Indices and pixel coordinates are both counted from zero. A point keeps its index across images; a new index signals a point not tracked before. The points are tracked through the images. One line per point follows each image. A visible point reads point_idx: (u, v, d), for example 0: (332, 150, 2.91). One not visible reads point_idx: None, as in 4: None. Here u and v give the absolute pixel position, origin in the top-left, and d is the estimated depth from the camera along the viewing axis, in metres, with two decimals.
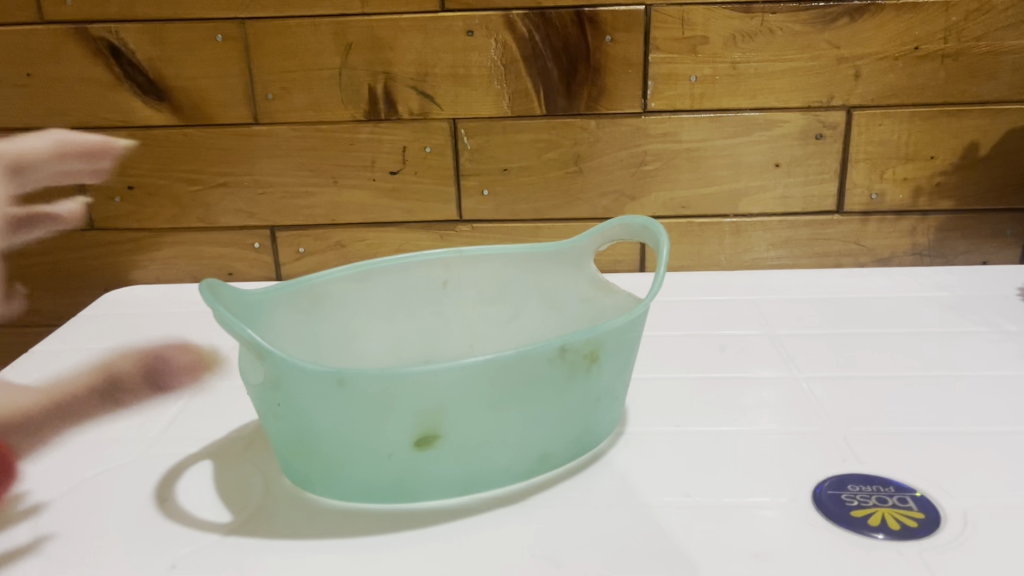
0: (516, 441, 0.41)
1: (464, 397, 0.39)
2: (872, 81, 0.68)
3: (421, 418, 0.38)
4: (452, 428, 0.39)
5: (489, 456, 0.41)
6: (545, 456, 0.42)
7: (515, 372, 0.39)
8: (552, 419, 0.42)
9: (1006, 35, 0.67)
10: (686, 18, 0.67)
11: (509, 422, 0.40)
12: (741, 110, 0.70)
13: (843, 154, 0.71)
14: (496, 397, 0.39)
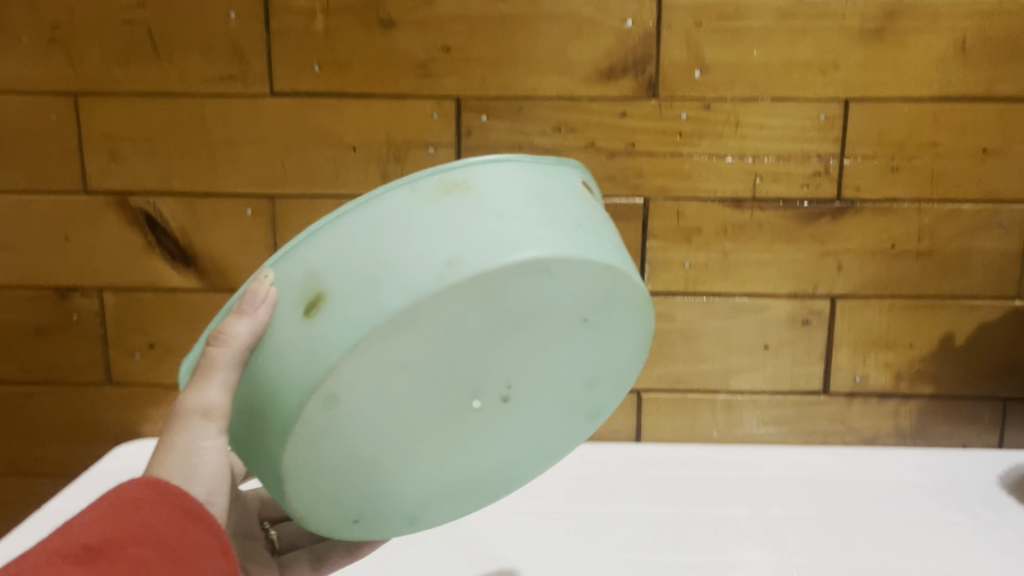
0: (407, 259, 0.38)
1: (326, 253, 0.39)
2: (853, 274, 0.74)
3: (299, 287, 0.40)
4: (331, 282, 0.39)
5: (384, 283, 0.38)
6: (446, 258, 0.38)
7: (366, 214, 0.40)
8: (438, 229, 0.39)
9: (975, 238, 0.73)
10: (681, 211, 0.73)
11: (386, 243, 0.39)
12: (731, 295, 0.75)
13: (827, 339, 0.75)
14: (361, 232, 0.39)
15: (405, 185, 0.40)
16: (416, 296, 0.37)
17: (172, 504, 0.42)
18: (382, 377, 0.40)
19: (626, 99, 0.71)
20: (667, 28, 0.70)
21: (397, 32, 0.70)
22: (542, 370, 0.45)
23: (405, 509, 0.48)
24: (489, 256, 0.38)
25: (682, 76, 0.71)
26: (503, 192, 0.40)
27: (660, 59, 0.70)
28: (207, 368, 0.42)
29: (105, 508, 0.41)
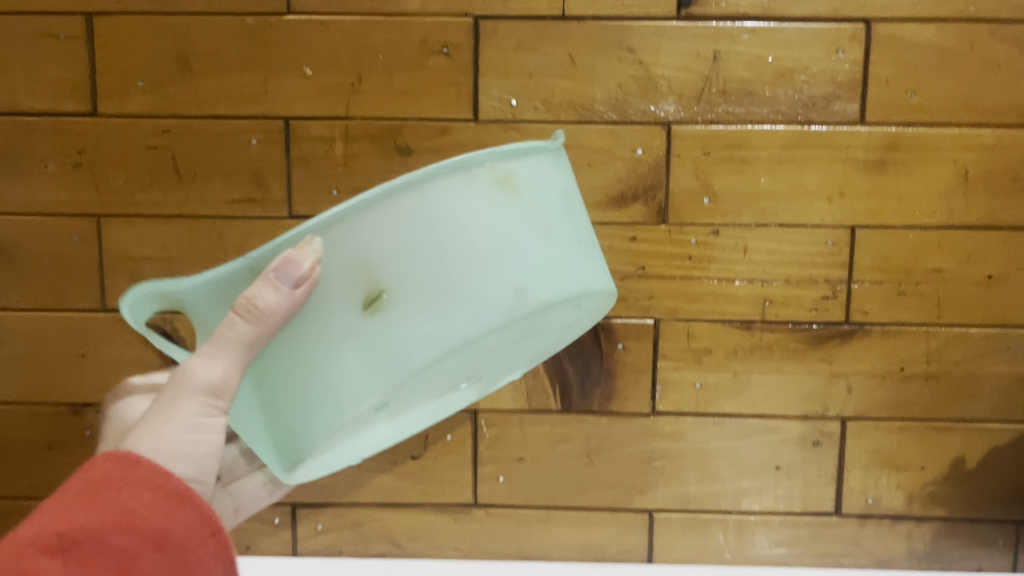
0: (473, 278, 0.45)
1: (384, 246, 0.44)
2: (863, 396, 0.74)
3: (356, 278, 0.44)
4: (392, 278, 0.44)
5: (455, 300, 0.45)
6: (509, 287, 0.46)
7: (422, 207, 0.44)
8: (500, 248, 0.45)
9: (983, 361, 0.73)
10: (691, 332, 0.74)
11: (449, 251, 0.44)
12: (742, 415, 0.75)
13: (839, 460, 0.75)
14: (423, 235, 0.44)
15: (459, 173, 0.45)
16: (488, 323, 0.45)
17: (155, 487, 0.44)
18: (426, 380, 0.47)
19: (636, 224, 0.73)
20: (675, 156, 0.72)
21: (414, 158, 0.72)
22: (516, 356, 0.55)
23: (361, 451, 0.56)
24: (534, 289, 0.46)
25: (691, 202, 0.72)
26: (540, 215, 0.48)
27: (669, 186, 0.72)
28: (233, 341, 0.45)
29: (88, 487, 0.43)
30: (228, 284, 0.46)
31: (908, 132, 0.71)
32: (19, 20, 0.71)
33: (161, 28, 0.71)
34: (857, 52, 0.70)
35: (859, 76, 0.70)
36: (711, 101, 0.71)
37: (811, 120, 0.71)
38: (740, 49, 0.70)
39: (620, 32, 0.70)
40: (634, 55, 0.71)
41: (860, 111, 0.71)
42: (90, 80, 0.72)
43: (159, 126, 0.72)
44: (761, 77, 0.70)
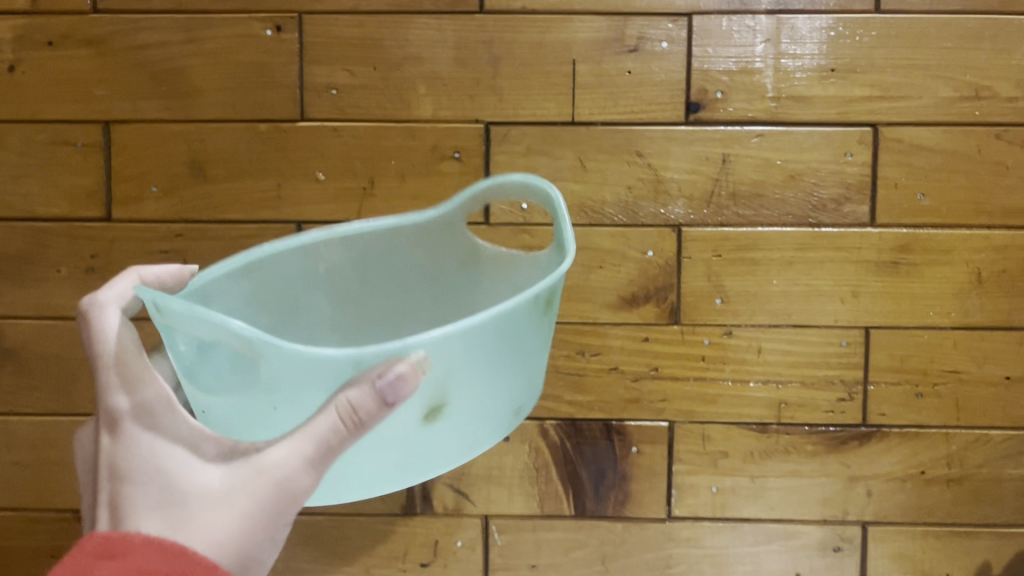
0: (512, 395, 0.48)
1: (465, 365, 0.43)
2: (883, 499, 0.73)
3: (430, 393, 0.43)
4: (456, 398, 0.45)
5: (488, 416, 0.48)
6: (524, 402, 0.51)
7: (500, 324, 0.43)
8: (534, 365, 0.50)
9: (1005, 464, 0.72)
10: (706, 434, 0.73)
11: (505, 362, 0.46)
12: (760, 519, 0.74)
13: (861, 566, 0.74)
14: (492, 353, 0.44)
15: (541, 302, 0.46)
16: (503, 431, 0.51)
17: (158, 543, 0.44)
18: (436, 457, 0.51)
19: (648, 325, 0.72)
20: (686, 258, 0.72)
21: None
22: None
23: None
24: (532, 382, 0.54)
25: (703, 303, 0.72)
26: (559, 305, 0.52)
27: (681, 287, 0.72)
28: (329, 450, 0.42)
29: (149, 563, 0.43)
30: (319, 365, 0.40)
31: (920, 234, 0.71)
32: (38, 128, 0.72)
33: (178, 135, 0.72)
34: (864, 155, 0.71)
35: (868, 179, 0.71)
36: (721, 203, 0.71)
37: (821, 221, 0.71)
38: (749, 153, 0.71)
39: (629, 137, 0.71)
40: (644, 159, 0.71)
41: (870, 213, 0.71)
42: (105, 186, 0.72)
43: (171, 231, 0.72)
44: (771, 180, 0.71)
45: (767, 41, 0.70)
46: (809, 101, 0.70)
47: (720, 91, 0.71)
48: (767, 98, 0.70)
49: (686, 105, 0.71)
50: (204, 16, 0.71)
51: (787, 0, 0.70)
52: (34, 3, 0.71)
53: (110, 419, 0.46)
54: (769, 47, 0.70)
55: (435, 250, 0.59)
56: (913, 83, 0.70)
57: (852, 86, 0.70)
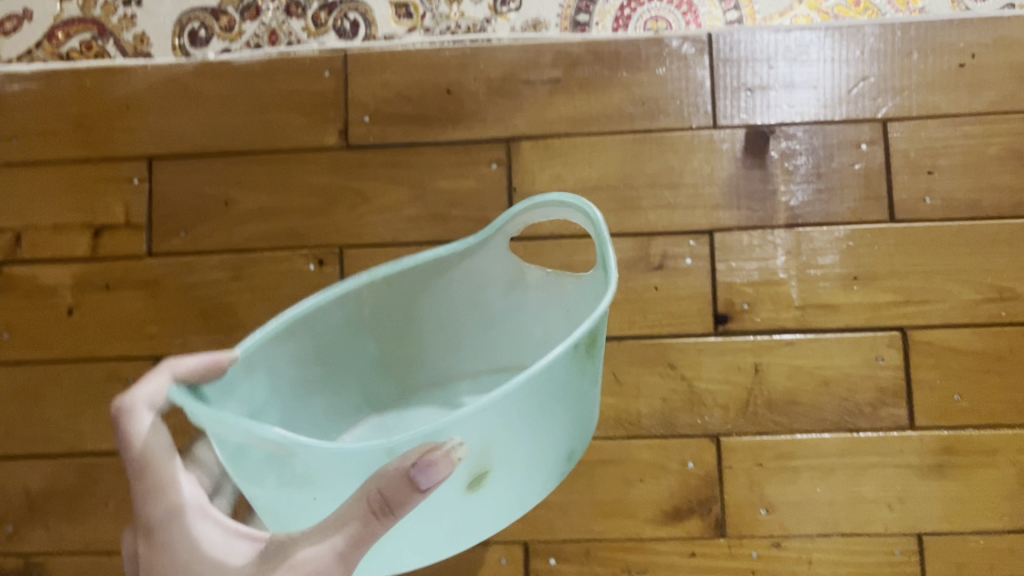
0: (556, 447, 0.48)
1: (502, 434, 0.42)
2: None
3: (471, 462, 0.43)
4: (498, 463, 0.44)
5: (538, 467, 0.48)
6: (574, 450, 0.52)
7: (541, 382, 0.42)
8: (574, 420, 0.50)
9: None
10: None
11: (541, 424, 0.45)
12: None
13: None
14: (531, 418, 0.44)
15: (569, 361, 0.44)
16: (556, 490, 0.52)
17: None
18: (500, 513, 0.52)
19: (693, 538, 0.71)
20: (727, 468, 0.71)
21: None
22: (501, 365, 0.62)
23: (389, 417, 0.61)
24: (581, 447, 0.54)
25: (749, 514, 0.71)
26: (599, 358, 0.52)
27: (724, 498, 0.71)
28: (364, 538, 0.42)
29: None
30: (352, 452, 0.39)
31: (962, 435, 0.71)
32: (91, 366, 0.75)
33: None
34: (896, 358, 0.72)
35: (903, 382, 0.71)
36: (757, 412, 0.72)
37: (859, 426, 0.71)
38: (780, 361, 0.72)
39: (661, 350, 0.73)
40: (677, 370, 0.72)
41: (908, 416, 0.71)
42: None
43: None
44: (805, 387, 0.72)
45: (788, 253, 0.73)
46: (835, 309, 0.72)
47: (746, 302, 0.72)
48: (794, 307, 0.72)
49: (714, 317, 0.73)
50: (251, 254, 0.75)
51: (804, 214, 0.73)
52: (95, 250, 0.76)
53: (149, 530, 0.48)
54: (790, 258, 0.73)
55: (473, 278, 0.59)
56: (936, 287, 0.72)
57: (876, 292, 0.72)
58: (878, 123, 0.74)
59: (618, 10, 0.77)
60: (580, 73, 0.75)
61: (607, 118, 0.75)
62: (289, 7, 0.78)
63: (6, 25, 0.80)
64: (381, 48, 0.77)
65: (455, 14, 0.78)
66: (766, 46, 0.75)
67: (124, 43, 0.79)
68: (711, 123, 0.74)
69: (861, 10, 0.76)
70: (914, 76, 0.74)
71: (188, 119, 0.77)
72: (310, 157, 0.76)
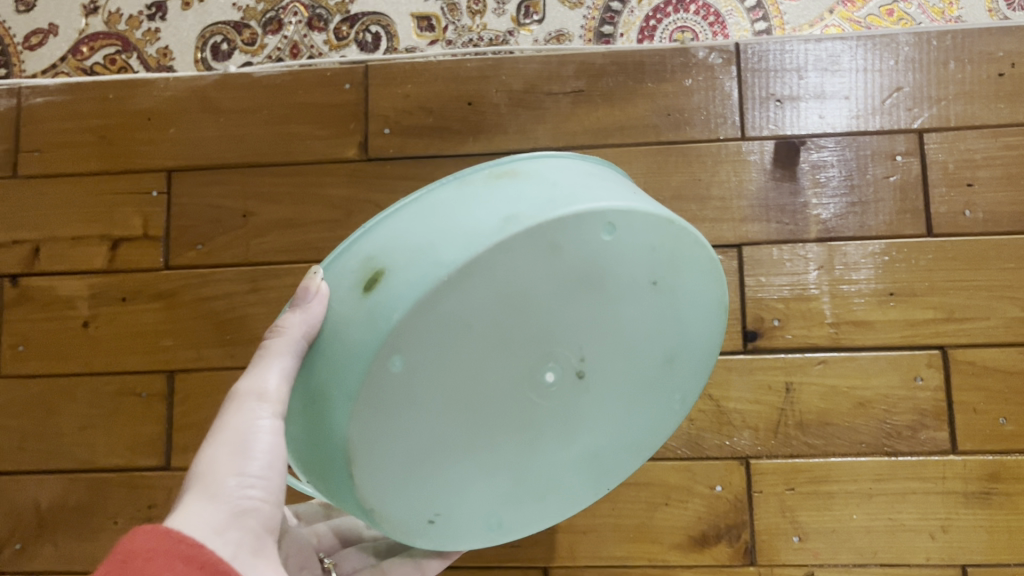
0: (479, 218, 0.35)
1: (385, 232, 0.37)
2: None
3: (356, 269, 0.37)
4: (387, 255, 0.36)
5: (445, 250, 0.34)
6: (517, 213, 0.35)
7: (429, 211, 0.37)
8: (503, 197, 0.36)
9: None
10: None
11: (436, 212, 0.36)
12: None
13: None
14: (416, 209, 0.37)
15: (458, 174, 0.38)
16: (477, 251, 0.34)
17: (187, 560, 0.36)
18: (448, 340, 0.36)
19: (722, 567, 0.67)
20: (758, 492, 0.68)
21: None
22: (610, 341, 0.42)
23: (513, 494, 0.46)
24: (542, 213, 0.35)
25: (780, 542, 0.67)
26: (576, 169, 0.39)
27: (754, 525, 0.68)
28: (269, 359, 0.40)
29: (109, 564, 0.34)
30: None
31: (1007, 461, 0.67)
32: (104, 380, 0.74)
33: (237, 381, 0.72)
34: (936, 378, 0.68)
35: (943, 405, 0.68)
36: (788, 434, 0.68)
37: (897, 450, 0.68)
38: (813, 381, 0.69)
39: None
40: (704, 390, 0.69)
41: (950, 440, 0.67)
42: (165, 434, 0.72)
43: None
44: (839, 408, 0.68)
45: (821, 268, 0.70)
46: (871, 326, 0.69)
47: (777, 319, 0.69)
48: (827, 324, 0.69)
49: (743, 334, 0.70)
50: (268, 267, 0.73)
51: (837, 227, 0.70)
52: (112, 262, 0.76)
53: None
54: (823, 273, 0.70)
55: None
56: (979, 305, 0.68)
57: (915, 309, 0.69)
58: (913, 134, 0.71)
59: (644, 21, 0.76)
60: (603, 84, 0.74)
61: (632, 130, 0.73)
62: (311, 20, 0.79)
63: (33, 40, 0.81)
64: (402, 60, 0.76)
65: (477, 26, 0.77)
66: (795, 57, 0.73)
67: (147, 57, 0.79)
68: (739, 135, 0.72)
69: (894, 20, 0.74)
70: (952, 85, 0.71)
71: (208, 131, 0.76)
72: (329, 169, 0.75)
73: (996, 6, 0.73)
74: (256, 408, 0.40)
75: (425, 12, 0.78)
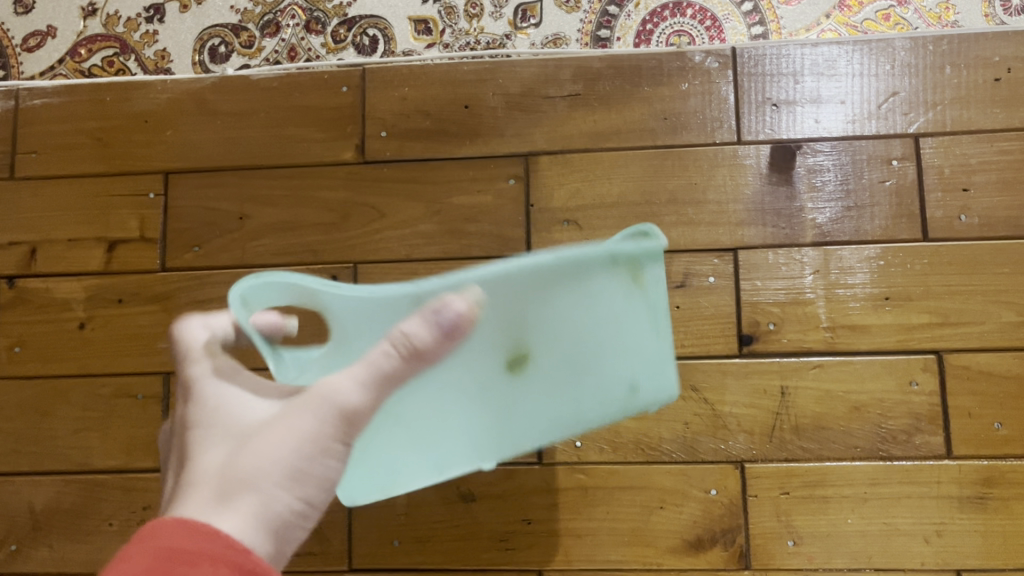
0: (618, 364, 0.47)
1: (538, 307, 0.42)
2: None
3: (510, 327, 0.42)
4: (540, 349, 0.44)
5: (584, 403, 0.48)
6: (637, 380, 0.49)
7: (577, 282, 0.42)
8: (630, 334, 0.47)
9: None
10: None
11: (582, 319, 0.44)
12: None
13: None
14: (563, 289, 0.42)
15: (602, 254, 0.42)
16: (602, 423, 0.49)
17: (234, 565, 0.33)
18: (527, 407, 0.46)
19: (717, 570, 0.67)
20: (752, 496, 0.68)
21: (477, 505, 0.70)
22: None
23: None
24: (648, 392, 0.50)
25: (775, 545, 0.67)
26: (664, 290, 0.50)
27: (749, 528, 0.68)
28: (386, 376, 0.38)
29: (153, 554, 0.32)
30: (387, 308, 0.39)
31: (1002, 465, 0.67)
32: (101, 382, 0.74)
33: None
34: (931, 383, 0.68)
35: (938, 409, 0.68)
36: (783, 438, 0.68)
37: (892, 454, 0.68)
38: (809, 385, 0.69)
39: (683, 371, 0.70)
40: (700, 393, 0.69)
41: (945, 444, 0.67)
42: (161, 437, 0.72)
43: None
44: (834, 412, 0.68)
45: (816, 272, 0.70)
46: (866, 330, 0.69)
47: (772, 322, 0.69)
48: (822, 328, 0.69)
49: (739, 337, 0.70)
50: (265, 269, 0.73)
51: (832, 231, 0.70)
52: (109, 264, 0.76)
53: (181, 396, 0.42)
54: (818, 278, 0.70)
55: None
56: (974, 309, 0.69)
57: (910, 314, 0.69)
58: (910, 138, 0.71)
59: (641, 25, 0.76)
60: (600, 88, 0.74)
61: (628, 133, 0.73)
62: (309, 23, 0.79)
63: (31, 42, 0.81)
64: (399, 63, 0.76)
65: (474, 30, 0.77)
66: (792, 61, 0.73)
67: (145, 59, 0.79)
68: (736, 139, 0.72)
69: (890, 25, 0.74)
70: (948, 90, 0.71)
71: (205, 133, 0.76)
72: (326, 171, 0.75)
73: (992, 10, 0.74)
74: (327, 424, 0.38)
75: (422, 16, 0.78)
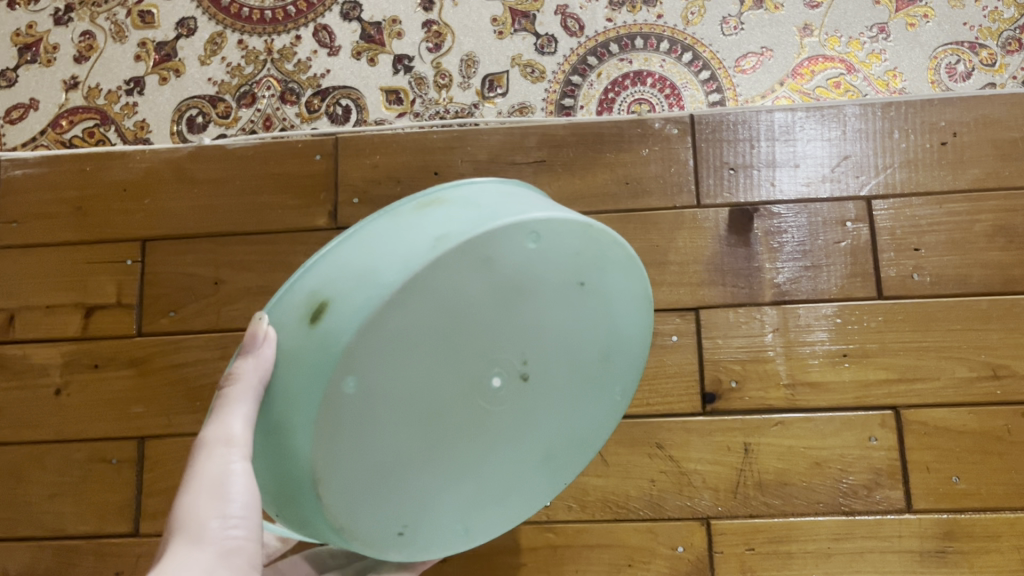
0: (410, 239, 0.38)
1: (322, 268, 0.39)
2: None
3: (301, 302, 0.39)
4: (332, 286, 0.38)
5: (383, 270, 0.37)
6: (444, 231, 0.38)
7: (358, 234, 0.40)
8: (433, 220, 0.39)
9: None
10: None
11: (367, 248, 0.39)
12: None
13: None
14: (348, 248, 0.39)
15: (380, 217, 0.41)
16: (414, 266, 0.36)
17: None
18: (392, 355, 0.38)
19: None
20: (718, 553, 0.69)
21: (446, 564, 0.70)
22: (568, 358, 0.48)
23: (473, 502, 0.47)
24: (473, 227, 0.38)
25: None
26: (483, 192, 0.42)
27: None
28: (231, 399, 0.40)
29: None
30: None
31: (963, 519, 0.68)
32: (76, 447, 0.75)
33: None
34: (890, 438, 0.70)
35: (898, 464, 0.69)
36: (748, 494, 0.70)
37: (854, 509, 0.69)
38: (771, 442, 0.70)
39: (649, 429, 0.71)
40: (665, 451, 0.71)
41: (905, 498, 0.69)
42: (134, 500, 0.73)
43: None
44: (796, 468, 0.70)
45: (776, 331, 0.72)
46: (825, 388, 0.71)
47: (734, 380, 0.71)
48: (782, 385, 0.71)
49: (701, 396, 0.71)
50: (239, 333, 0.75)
51: (791, 290, 0.73)
52: (86, 328, 0.77)
53: None
54: (778, 335, 0.72)
55: None
56: (929, 365, 0.70)
57: (867, 370, 0.71)
58: (862, 200, 0.74)
59: (603, 94, 0.80)
60: (564, 155, 0.76)
61: (592, 198, 0.75)
62: (284, 94, 0.82)
63: (14, 113, 0.83)
64: (371, 132, 0.79)
65: (444, 100, 0.81)
66: (749, 126, 0.76)
67: (125, 130, 0.82)
68: (695, 202, 0.75)
69: (841, 92, 0.78)
70: (897, 154, 0.74)
71: (182, 201, 0.79)
72: (299, 237, 0.77)
73: (937, 77, 0.77)
74: (227, 457, 0.41)
75: (393, 86, 0.81)
